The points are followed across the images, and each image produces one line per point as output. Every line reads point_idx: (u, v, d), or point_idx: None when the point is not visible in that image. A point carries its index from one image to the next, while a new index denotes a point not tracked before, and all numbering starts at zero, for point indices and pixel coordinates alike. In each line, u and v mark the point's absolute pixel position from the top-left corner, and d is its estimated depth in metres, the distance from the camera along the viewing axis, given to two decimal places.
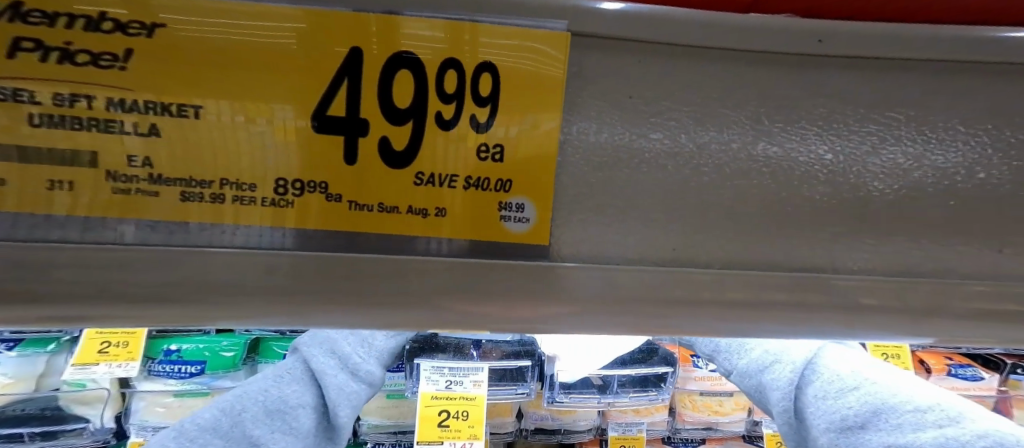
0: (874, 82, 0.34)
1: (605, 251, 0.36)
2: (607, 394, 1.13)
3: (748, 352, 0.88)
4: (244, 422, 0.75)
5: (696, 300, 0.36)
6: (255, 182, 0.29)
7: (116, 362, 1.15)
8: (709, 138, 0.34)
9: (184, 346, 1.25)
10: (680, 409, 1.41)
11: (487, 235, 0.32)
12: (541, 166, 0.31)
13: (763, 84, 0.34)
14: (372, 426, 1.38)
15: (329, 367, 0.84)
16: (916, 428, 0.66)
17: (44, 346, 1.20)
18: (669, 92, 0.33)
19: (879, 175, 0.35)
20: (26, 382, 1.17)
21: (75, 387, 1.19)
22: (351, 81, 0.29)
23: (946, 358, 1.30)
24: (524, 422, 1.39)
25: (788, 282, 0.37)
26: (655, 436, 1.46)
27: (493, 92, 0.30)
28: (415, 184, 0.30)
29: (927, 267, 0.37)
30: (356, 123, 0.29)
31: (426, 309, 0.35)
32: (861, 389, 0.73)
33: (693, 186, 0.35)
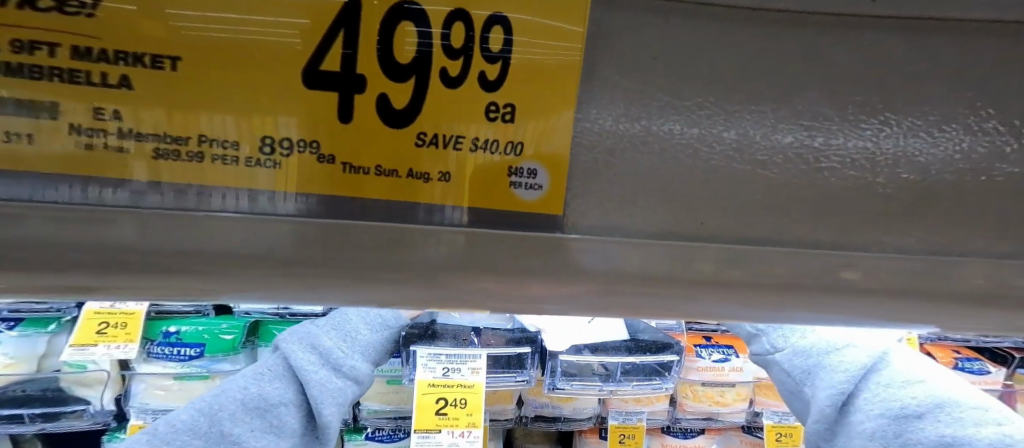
0: (978, 45, 0.27)
1: (632, 223, 0.28)
2: (610, 381, 1.08)
3: (810, 334, 0.81)
4: (222, 420, 0.68)
5: (727, 281, 0.29)
6: (238, 139, 0.24)
7: (114, 344, 1.11)
8: (738, 105, 0.27)
9: (184, 327, 1.23)
10: (681, 399, 1.42)
11: (499, 205, 0.26)
12: (566, 140, 0.26)
13: (800, 46, 0.27)
14: (371, 411, 1.36)
15: (309, 363, 0.76)
16: (975, 424, 0.65)
17: (45, 325, 1.17)
18: (692, 53, 0.27)
19: (963, 149, 0.27)
20: (30, 363, 1.15)
21: (76, 368, 1.17)
22: (348, 34, 0.23)
23: (952, 352, 1.31)
24: (524, 409, 1.38)
25: (827, 263, 0.29)
26: (655, 425, 1.46)
27: (507, 48, 0.24)
28: (414, 145, 0.25)
29: (997, 254, 0.29)
30: (350, 80, 0.24)
31: (429, 286, 0.28)
32: (926, 383, 0.71)
33: (720, 155, 0.28)
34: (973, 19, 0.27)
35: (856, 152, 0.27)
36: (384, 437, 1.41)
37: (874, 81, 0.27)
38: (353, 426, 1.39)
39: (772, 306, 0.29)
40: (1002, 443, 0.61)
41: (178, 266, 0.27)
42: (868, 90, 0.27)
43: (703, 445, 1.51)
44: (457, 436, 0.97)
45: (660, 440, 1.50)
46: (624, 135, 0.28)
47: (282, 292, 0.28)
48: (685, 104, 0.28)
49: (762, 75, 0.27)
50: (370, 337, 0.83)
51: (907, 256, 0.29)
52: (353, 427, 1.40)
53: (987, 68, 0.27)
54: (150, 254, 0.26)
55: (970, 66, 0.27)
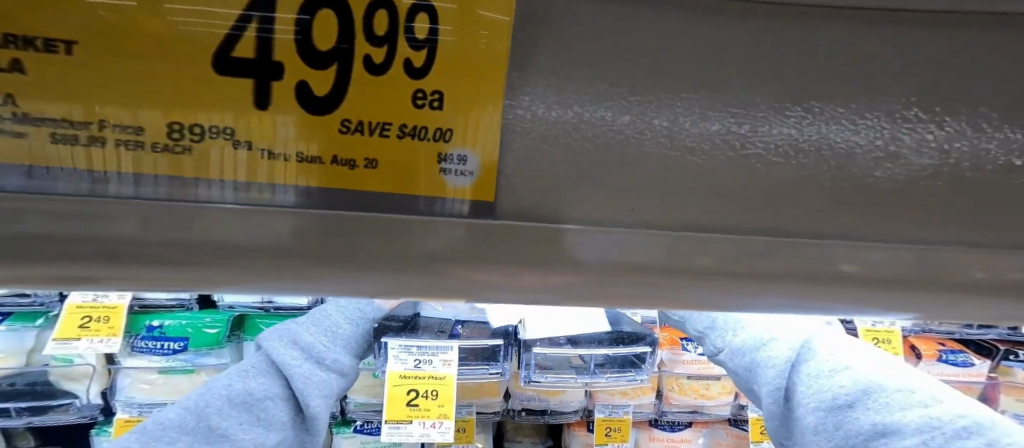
0: (898, 33, 0.27)
1: (573, 211, 0.30)
2: (584, 374, 1.10)
3: (741, 332, 0.86)
4: (208, 415, 0.68)
5: (707, 270, 0.30)
6: (143, 125, 0.24)
7: (97, 338, 1.13)
8: (666, 92, 0.28)
9: (167, 321, 1.23)
10: (667, 392, 1.43)
11: (426, 191, 0.27)
12: (485, 126, 0.26)
13: (727, 33, 0.27)
14: (359, 403, 1.37)
15: (292, 357, 0.76)
16: (902, 407, 0.67)
17: (32, 320, 1.18)
18: (620, 41, 0.28)
19: (924, 147, 0.28)
20: (18, 358, 1.15)
21: (63, 362, 1.18)
22: (263, 21, 0.23)
23: (938, 344, 1.30)
24: (511, 402, 1.39)
25: (756, 247, 0.30)
26: (642, 418, 1.48)
27: (434, 35, 0.24)
28: (339, 132, 0.25)
29: (914, 238, 0.31)
30: (268, 66, 0.24)
31: (428, 276, 0.30)
32: (852, 370, 0.73)
33: (649, 142, 0.28)
34: (902, 8, 0.27)
35: (786, 142, 0.28)
36: (373, 430, 1.42)
37: (803, 73, 0.27)
38: (342, 418, 1.40)
39: (709, 289, 0.31)
40: (928, 427, 0.64)
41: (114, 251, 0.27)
42: (797, 80, 0.27)
43: (690, 438, 1.51)
44: (429, 427, 1.00)
45: (647, 433, 1.52)
46: (561, 121, 0.28)
47: (234, 275, 0.28)
48: (622, 90, 0.28)
49: (696, 65, 0.27)
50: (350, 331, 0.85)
51: (833, 242, 0.30)
52: (342, 420, 1.42)
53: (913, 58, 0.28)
54: (82, 239, 0.26)
55: (897, 57, 0.27)
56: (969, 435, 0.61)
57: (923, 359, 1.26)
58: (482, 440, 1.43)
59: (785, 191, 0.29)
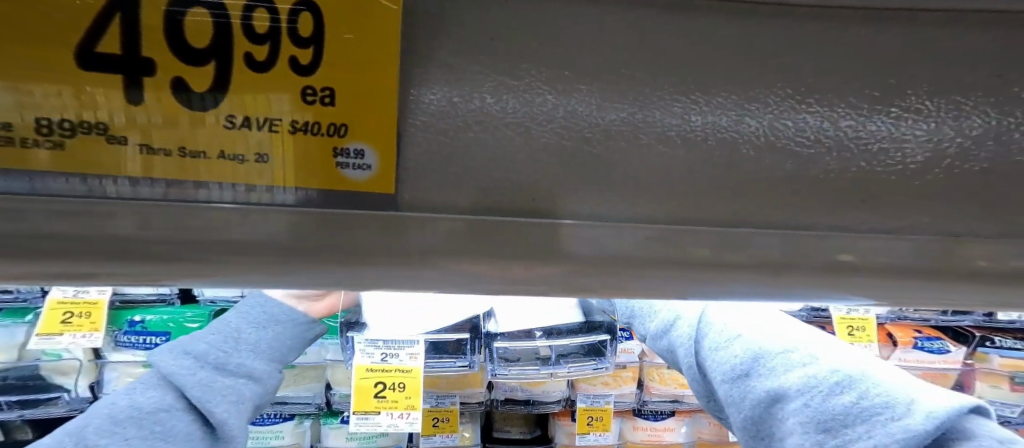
0: (764, 25, 0.30)
1: (522, 206, 0.31)
2: (548, 365, 1.12)
3: (657, 315, 1.00)
4: (89, 434, 0.72)
5: (687, 262, 0.32)
6: (8, 121, 0.25)
7: (79, 333, 1.14)
8: (556, 84, 0.30)
9: (147, 316, 1.24)
10: (648, 382, 1.45)
11: (330, 185, 0.28)
12: (369, 118, 0.27)
13: (609, 27, 0.30)
14: (343, 396, 1.38)
15: (183, 366, 0.82)
16: (785, 370, 0.80)
17: (21, 316, 1.20)
18: (513, 35, 0.30)
19: (803, 137, 0.30)
20: (8, 353, 1.17)
21: (52, 357, 1.20)
22: (127, 17, 0.25)
23: (914, 331, 1.29)
24: (494, 393, 1.40)
25: (660, 238, 0.32)
26: (624, 408, 1.49)
27: (316, 33, 0.26)
28: (225, 127, 0.26)
29: (805, 223, 0.32)
30: (138, 63, 0.25)
31: (422, 271, 0.32)
32: (743, 339, 0.87)
33: (546, 133, 0.30)
34: (764, 5, 0.30)
35: (671, 131, 0.30)
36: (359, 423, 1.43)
37: (682, 64, 0.30)
38: (329, 410, 1.42)
39: (625, 279, 0.33)
40: (807, 386, 0.76)
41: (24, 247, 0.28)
42: (677, 70, 0.30)
43: (673, 427, 1.54)
44: (397, 418, 1.06)
45: (631, 423, 1.53)
46: (461, 115, 0.30)
47: (150, 268, 0.30)
48: (517, 81, 0.30)
49: (584, 56, 0.30)
50: (255, 334, 0.91)
51: (727, 226, 0.32)
52: (330, 411, 1.44)
53: (783, 49, 0.30)
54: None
55: (767, 48, 0.30)
56: (839, 389, 0.74)
57: (898, 346, 1.23)
58: (468, 431, 1.45)
59: (678, 179, 0.31)
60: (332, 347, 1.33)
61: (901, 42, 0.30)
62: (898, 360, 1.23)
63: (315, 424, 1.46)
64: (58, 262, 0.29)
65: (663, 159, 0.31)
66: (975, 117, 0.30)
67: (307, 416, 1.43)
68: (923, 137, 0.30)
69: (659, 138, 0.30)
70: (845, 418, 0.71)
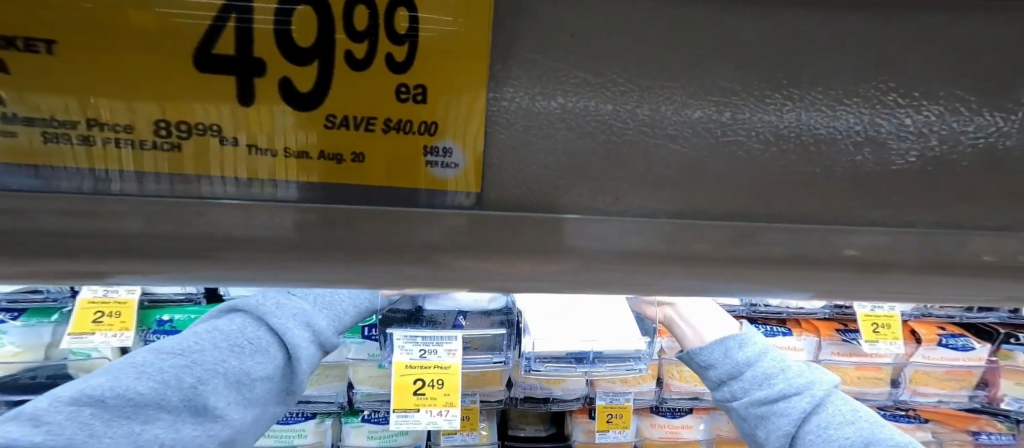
0: (825, 49, 0.33)
1: (569, 203, 0.35)
2: (584, 363, 1.09)
3: (743, 346, 1.01)
4: (204, 394, 0.74)
5: (709, 255, 0.36)
6: (131, 123, 0.28)
7: (110, 332, 1.15)
8: (640, 100, 0.33)
9: (176, 316, 1.22)
10: (667, 379, 1.45)
11: (420, 183, 0.31)
12: (466, 114, 0.30)
13: (689, 49, 0.32)
14: (365, 394, 1.39)
15: (302, 339, 0.86)
16: (845, 422, 0.89)
17: (47, 316, 1.20)
18: (603, 55, 0.32)
19: (844, 144, 0.35)
20: (35, 352, 1.18)
21: (81, 355, 1.19)
22: (239, 17, 0.26)
23: (938, 328, 1.27)
24: (513, 391, 1.40)
25: (720, 236, 0.36)
26: (643, 405, 1.48)
27: (412, 29, 0.28)
28: (324, 126, 0.28)
29: (850, 220, 0.37)
30: (249, 65, 0.27)
31: (419, 262, 0.34)
32: (815, 390, 0.95)
33: (628, 143, 0.33)
34: (825, 32, 0.33)
35: (728, 138, 0.34)
36: (381, 420, 1.44)
37: (743, 62, 0.33)
38: (350, 408, 1.43)
39: (657, 272, 0.35)
40: (866, 438, 0.87)
41: (53, 244, 0.31)
42: (738, 68, 0.33)
43: (691, 424, 1.54)
44: (435, 416, 1.07)
45: (649, 420, 1.53)
46: (544, 124, 0.33)
47: (196, 259, 0.32)
48: (602, 97, 0.32)
49: (653, 55, 0.32)
50: (349, 316, 0.96)
51: (766, 219, 0.36)
52: (350, 410, 1.45)
53: (840, 61, 0.33)
54: (37, 234, 0.30)
55: (821, 46, 0.33)
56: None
57: (922, 344, 1.22)
58: (486, 428, 1.46)
59: (743, 183, 0.35)
60: (353, 346, 1.33)
61: (932, 58, 0.34)
62: (920, 358, 1.23)
63: (335, 422, 1.46)
64: (184, 263, 0.32)
65: (727, 166, 0.34)
66: (991, 118, 0.35)
67: (328, 414, 1.44)
68: (943, 143, 0.35)
69: (715, 140, 0.34)
70: None
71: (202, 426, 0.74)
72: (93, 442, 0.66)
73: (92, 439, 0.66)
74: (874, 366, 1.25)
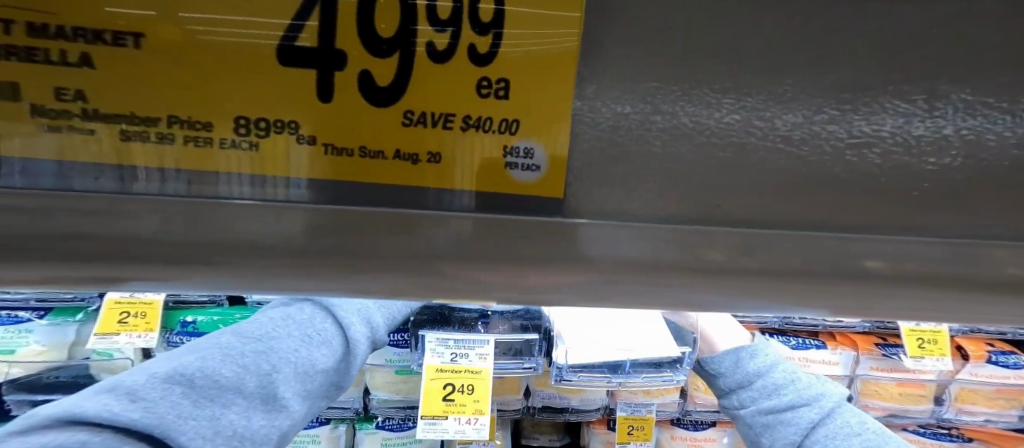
0: (896, 57, 0.34)
1: (641, 207, 0.35)
2: (619, 373, 1.07)
3: (752, 355, 1.01)
4: (277, 382, 0.69)
5: (779, 263, 0.35)
6: (210, 120, 0.27)
7: (136, 333, 1.14)
8: (712, 106, 0.34)
9: (200, 318, 1.22)
10: (692, 391, 1.40)
11: (497, 184, 0.30)
12: (549, 111, 0.29)
13: (763, 58, 0.33)
14: (381, 400, 1.37)
15: (362, 335, 0.85)
16: (850, 431, 0.87)
17: (73, 315, 1.20)
18: (678, 64, 0.33)
19: (909, 150, 0.36)
20: (59, 351, 1.16)
21: (104, 356, 1.19)
22: (324, 8, 0.27)
23: (986, 345, 1.20)
24: (531, 400, 1.36)
25: (788, 240, 0.36)
26: (666, 417, 1.44)
27: (495, 20, 0.27)
28: (403, 124, 0.28)
29: (914, 224, 0.37)
30: (332, 59, 0.27)
31: (425, 274, 0.32)
32: (823, 400, 0.93)
33: (701, 148, 0.35)
34: (897, 42, 0.34)
35: (797, 144, 0.35)
36: (395, 427, 1.42)
37: (816, 68, 0.34)
38: (364, 415, 1.41)
39: (671, 281, 0.34)
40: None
41: (58, 246, 0.29)
42: (814, 75, 0.34)
43: (714, 437, 1.49)
44: (464, 422, 1.06)
45: (669, 433, 1.48)
46: (620, 127, 0.34)
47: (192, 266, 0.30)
48: (675, 104, 0.34)
49: (731, 62, 0.33)
50: (398, 314, 0.96)
51: (838, 230, 0.37)
52: (364, 417, 1.43)
53: (908, 69, 0.34)
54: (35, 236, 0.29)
55: (896, 53, 0.34)
56: None
57: (970, 360, 1.17)
58: (502, 437, 1.42)
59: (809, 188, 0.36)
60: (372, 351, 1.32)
61: (999, 68, 0.35)
62: (968, 375, 1.17)
63: (349, 428, 1.44)
64: (221, 272, 0.30)
65: (794, 172, 0.35)
66: None
67: (341, 420, 1.42)
68: (1001, 148, 0.36)
69: (784, 154, 0.35)
70: None
71: (269, 416, 0.67)
72: (181, 423, 0.57)
73: (181, 419, 0.57)
74: (918, 382, 1.20)
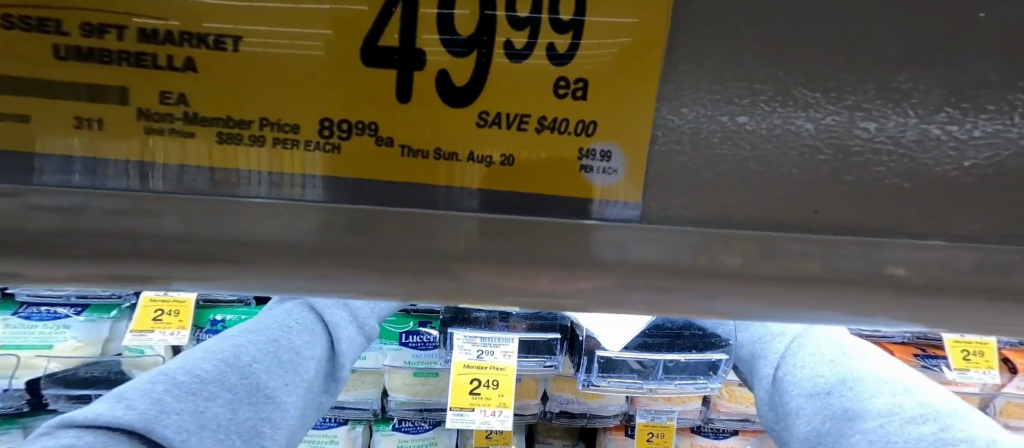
0: (978, 57, 0.31)
1: (677, 217, 0.34)
2: (649, 380, 1.15)
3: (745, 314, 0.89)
4: (258, 372, 0.63)
5: (811, 277, 0.34)
6: (299, 123, 0.27)
7: (169, 330, 1.18)
8: (764, 111, 0.31)
9: (229, 316, 1.26)
10: (716, 399, 1.37)
11: (571, 186, 0.30)
12: (634, 111, 0.29)
13: (824, 58, 0.31)
14: (399, 402, 1.38)
15: (341, 318, 0.81)
16: (820, 368, 0.68)
17: (107, 312, 1.25)
18: (730, 66, 0.31)
19: (986, 160, 0.32)
20: (94, 346, 1.21)
21: (134, 353, 1.21)
22: (405, 5, 0.27)
23: None
24: (549, 404, 1.35)
25: (834, 253, 0.34)
26: (686, 425, 1.41)
27: (576, 18, 0.27)
28: (477, 125, 0.28)
29: (985, 240, 0.34)
30: (413, 59, 0.27)
31: (444, 277, 0.33)
32: (793, 334, 0.76)
33: (746, 156, 0.32)
34: (981, 40, 0.30)
35: (855, 153, 0.32)
36: (410, 429, 1.43)
37: (879, 65, 0.31)
38: (381, 417, 1.41)
39: (687, 286, 0.34)
40: (841, 382, 0.64)
41: (94, 244, 0.30)
42: (868, 72, 0.31)
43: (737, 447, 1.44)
44: (490, 416, 1.09)
45: (689, 441, 1.44)
46: (662, 134, 0.31)
47: (218, 264, 0.31)
48: (723, 110, 0.31)
49: (775, 59, 0.31)
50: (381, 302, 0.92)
51: (879, 237, 0.34)
52: (381, 418, 1.43)
53: (992, 71, 0.31)
54: (68, 235, 0.30)
55: (967, 45, 0.31)
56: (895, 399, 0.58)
57: (1018, 374, 1.12)
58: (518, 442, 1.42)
59: (864, 199, 0.33)
60: (389, 353, 1.33)
61: None
62: (1013, 389, 1.12)
63: (366, 429, 1.45)
64: (258, 272, 0.32)
65: (850, 182, 0.33)
66: None
67: (359, 421, 1.43)
68: None
69: (841, 158, 0.32)
70: (863, 416, 0.58)
71: (255, 407, 0.60)
72: (164, 418, 0.50)
73: (164, 414, 0.50)
74: (958, 395, 1.15)
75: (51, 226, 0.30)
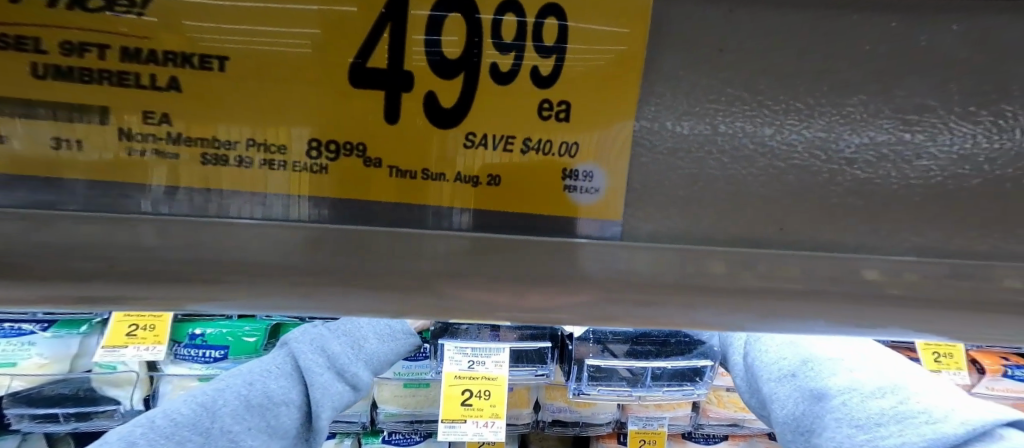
0: (934, 74, 0.32)
1: (654, 230, 0.34)
2: (639, 387, 1.16)
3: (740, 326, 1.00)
4: (224, 418, 0.79)
5: (791, 289, 0.34)
6: (286, 143, 0.27)
7: (144, 345, 1.15)
8: (735, 126, 0.32)
9: (209, 330, 1.24)
10: (705, 404, 1.38)
11: (558, 206, 0.30)
12: (616, 130, 0.29)
13: (790, 74, 0.32)
14: (388, 414, 1.36)
15: (318, 364, 0.92)
16: (831, 375, 0.79)
17: (76, 327, 1.17)
18: (700, 82, 0.32)
19: (950, 173, 0.33)
20: (62, 363, 1.15)
21: (105, 369, 1.18)
22: (394, 28, 0.27)
23: (1002, 358, 1.19)
24: (541, 413, 1.35)
25: (810, 264, 0.35)
26: (677, 431, 1.41)
27: (560, 42, 0.28)
28: (463, 145, 0.28)
29: (951, 251, 0.35)
30: (400, 80, 0.27)
31: (426, 294, 0.33)
32: (795, 343, 0.87)
33: (720, 170, 0.33)
34: (935, 58, 0.32)
35: (825, 166, 0.33)
36: (400, 441, 1.42)
37: (843, 81, 0.32)
38: (370, 429, 1.40)
39: (667, 298, 0.34)
40: (850, 389, 0.76)
41: (60, 262, 0.29)
42: (833, 87, 0.32)
43: None
44: (482, 426, 1.09)
45: None
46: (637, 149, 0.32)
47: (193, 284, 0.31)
48: (697, 124, 0.32)
49: (744, 74, 0.31)
50: (375, 347, 0.99)
51: (851, 246, 0.35)
52: (370, 431, 1.42)
53: (948, 86, 0.32)
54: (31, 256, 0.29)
55: (926, 58, 0.32)
56: (881, 395, 0.74)
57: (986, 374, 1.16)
58: None
59: (836, 210, 0.34)
60: None
61: None
62: (984, 389, 1.16)
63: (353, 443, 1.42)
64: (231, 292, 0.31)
65: (820, 194, 0.34)
66: None
67: (347, 434, 1.40)
68: None
69: (811, 170, 0.33)
70: (879, 418, 0.71)
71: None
72: None
73: None
74: None
75: (11, 247, 0.29)
